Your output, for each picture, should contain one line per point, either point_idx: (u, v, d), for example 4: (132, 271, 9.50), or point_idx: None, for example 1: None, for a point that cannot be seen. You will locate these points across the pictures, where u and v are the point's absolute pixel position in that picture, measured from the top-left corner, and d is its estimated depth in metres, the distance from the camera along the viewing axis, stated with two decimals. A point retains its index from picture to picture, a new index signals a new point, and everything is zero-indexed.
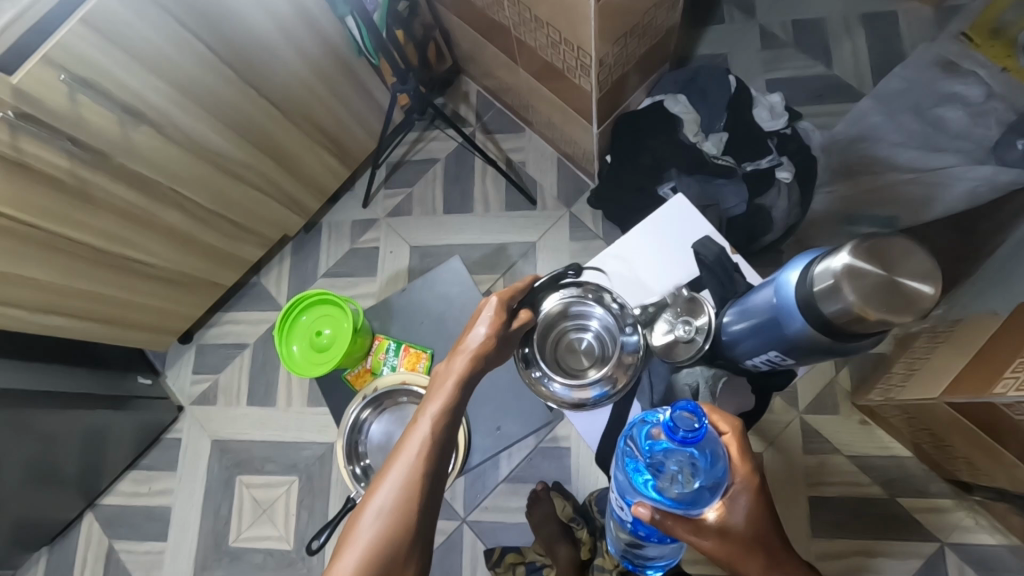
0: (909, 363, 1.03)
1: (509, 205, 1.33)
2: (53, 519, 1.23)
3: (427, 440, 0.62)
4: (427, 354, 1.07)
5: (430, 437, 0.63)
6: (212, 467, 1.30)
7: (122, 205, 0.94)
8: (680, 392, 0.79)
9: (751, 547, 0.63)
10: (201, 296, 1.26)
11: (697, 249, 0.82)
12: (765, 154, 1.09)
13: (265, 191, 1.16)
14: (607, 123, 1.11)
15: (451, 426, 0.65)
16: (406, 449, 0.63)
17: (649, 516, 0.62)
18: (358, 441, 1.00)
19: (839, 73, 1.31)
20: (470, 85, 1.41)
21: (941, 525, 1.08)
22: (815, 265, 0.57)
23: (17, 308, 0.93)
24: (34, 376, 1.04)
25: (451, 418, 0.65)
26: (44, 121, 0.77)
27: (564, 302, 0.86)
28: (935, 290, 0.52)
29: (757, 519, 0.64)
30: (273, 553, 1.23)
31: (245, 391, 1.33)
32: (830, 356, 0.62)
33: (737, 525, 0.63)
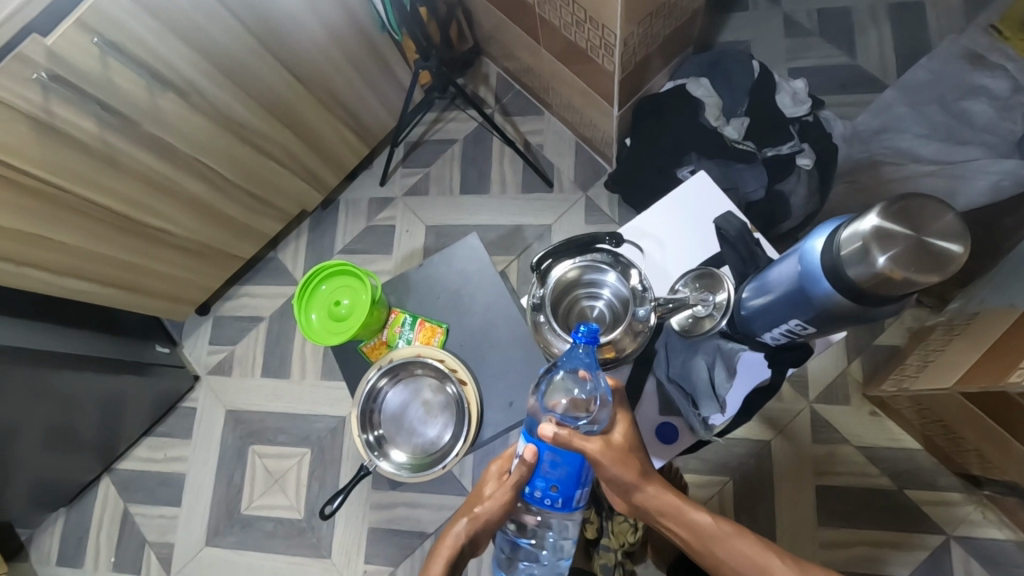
0: (925, 355, 1.03)
1: (526, 187, 1.34)
2: (72, 481, 1.26)
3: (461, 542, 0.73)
4: (442, 329, 1.09)
5: (463, 540, 0.73)
6: (226, 436, 1.33)
7: (148, 172, 0.95)
8: (695, 370, 0.78)
9: (624, 455, 0.68)
10: (219, 268, 1.27)
11: (720, 224, 0.82)
12: (786, 140, 1.10)
13: (285, 164, 1.17)
14: (628, 106, 1.11)
15: (485, 530, 0.74)
16: (453, 539, 0.73)
17: (552, 433, 0.63)
18: (373, 410, 1.01)
19: (864, 64, 1.30)
20: (491, 66, 1.41)
21: (948, 518, 1.08)
22: (841, 231, 0.57)
23: (42, 270, 0.95)
24: (64, 339, 1.06)
25: (486, 527, 0.74)
26: (76, 84, 0.78)
27: (575, 266, 0.83)
28: (963, 250, 0.53)
29: (629, 435, 0.70)
30: (284, 522, 1.26)
31: (260, 363, 1.35)
32: (852, 324, 0.63)
33: (615, 437, 0.69)
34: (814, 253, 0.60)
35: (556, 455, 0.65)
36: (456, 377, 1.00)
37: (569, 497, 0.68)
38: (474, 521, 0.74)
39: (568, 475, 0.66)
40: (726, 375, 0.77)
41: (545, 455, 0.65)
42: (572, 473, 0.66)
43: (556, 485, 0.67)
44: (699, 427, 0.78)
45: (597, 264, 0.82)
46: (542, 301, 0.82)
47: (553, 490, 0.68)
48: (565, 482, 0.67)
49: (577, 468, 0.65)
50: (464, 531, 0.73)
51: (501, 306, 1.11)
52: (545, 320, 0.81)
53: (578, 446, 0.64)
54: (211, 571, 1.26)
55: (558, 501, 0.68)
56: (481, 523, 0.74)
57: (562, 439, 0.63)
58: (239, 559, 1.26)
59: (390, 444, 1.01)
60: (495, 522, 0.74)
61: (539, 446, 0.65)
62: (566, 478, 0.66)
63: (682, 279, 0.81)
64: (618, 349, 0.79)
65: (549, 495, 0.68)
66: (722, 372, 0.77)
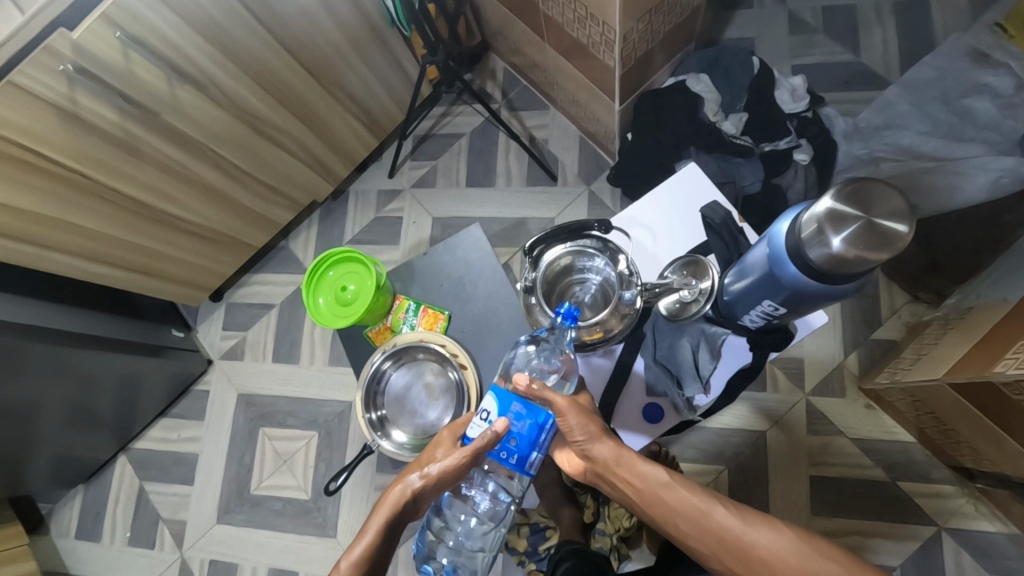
0: (919, 349, 1.05)
1: (530, 180, 1.37)
2: (90, 458, 1.32)
3: (410, 497, 0.70)
4: (445, 316, 1.13)
5: (413, 496, 0.70)
6: (238, 418, 1.37)
7: (166, 161, 1.00)
8: (680, 351, 0.83)
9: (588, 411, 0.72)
10: (232, 255, 1.32)
11: (706, 212, 0.85)
12: (784, 136, 1.14)
13: (297, 155, 1.21)
14: (629, 101, 1.13)
15: (436, 489, 0.72)
16: (402, 493, 0.70)
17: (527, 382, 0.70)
18: (376, 391, 1.05)
19: (868, 61, 1.31)
20: (498, 62, 1.44)
21: (940, 510, 1.10)
22: (802, 215, 0.62)
23: (65, 253, 1.00)
24: (86, 320, 1.12)
25: (438, 485, 0.72)
26: (99, 76, 0.82)
27: (567, 251, 0.86)
28: (910, 229, 0.57)
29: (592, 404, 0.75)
30: (291, 502, 1.30)
31: (270, 348, 1.40)
32: (818, 304, 0.67)
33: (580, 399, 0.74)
34: (780, 236, 0.65)
35: (522, 407, 0.70)
36: (457, 362, 1.03)
37: (524, 454, 0.71)
38: (425, 478, 0.71)
39: (530, 430, 0.70)
40: (710, 356, 0.82)
41: (511, 407, 0.70)
42: (535, 426, 0.70)
43: (515, 440, 0.70)
44: (685, 407, 0.82)
45: (588, 249, 0.85)
46: (533, 285, 0.85)
47: (511, 444, 0.71)
48: (524, 437, 0.70)
49: (539, 424, 0.70)
50: (413, 486, 0.71)
51: (501, 294, 1.15)
52: (536, 302, 0.84)
53: (547, 398, 0.70)
54: (221, 547, 1.31)
55: (513, 458, 0.71)
56: (433, 479, 0.71)
57: (534, 391, 0.70)
58: (249, 536, 1.30)
59: (393, 425, 1.05)
60: (446, 482, 0.72)
61: (507, 398, 0.70)
62: (526, 432, 0.70)
63: (670, 266, 0.86)
64: (606, 330, 0.81)
65: (507, 450, 0.71)
66: (706, 354, 0.82)
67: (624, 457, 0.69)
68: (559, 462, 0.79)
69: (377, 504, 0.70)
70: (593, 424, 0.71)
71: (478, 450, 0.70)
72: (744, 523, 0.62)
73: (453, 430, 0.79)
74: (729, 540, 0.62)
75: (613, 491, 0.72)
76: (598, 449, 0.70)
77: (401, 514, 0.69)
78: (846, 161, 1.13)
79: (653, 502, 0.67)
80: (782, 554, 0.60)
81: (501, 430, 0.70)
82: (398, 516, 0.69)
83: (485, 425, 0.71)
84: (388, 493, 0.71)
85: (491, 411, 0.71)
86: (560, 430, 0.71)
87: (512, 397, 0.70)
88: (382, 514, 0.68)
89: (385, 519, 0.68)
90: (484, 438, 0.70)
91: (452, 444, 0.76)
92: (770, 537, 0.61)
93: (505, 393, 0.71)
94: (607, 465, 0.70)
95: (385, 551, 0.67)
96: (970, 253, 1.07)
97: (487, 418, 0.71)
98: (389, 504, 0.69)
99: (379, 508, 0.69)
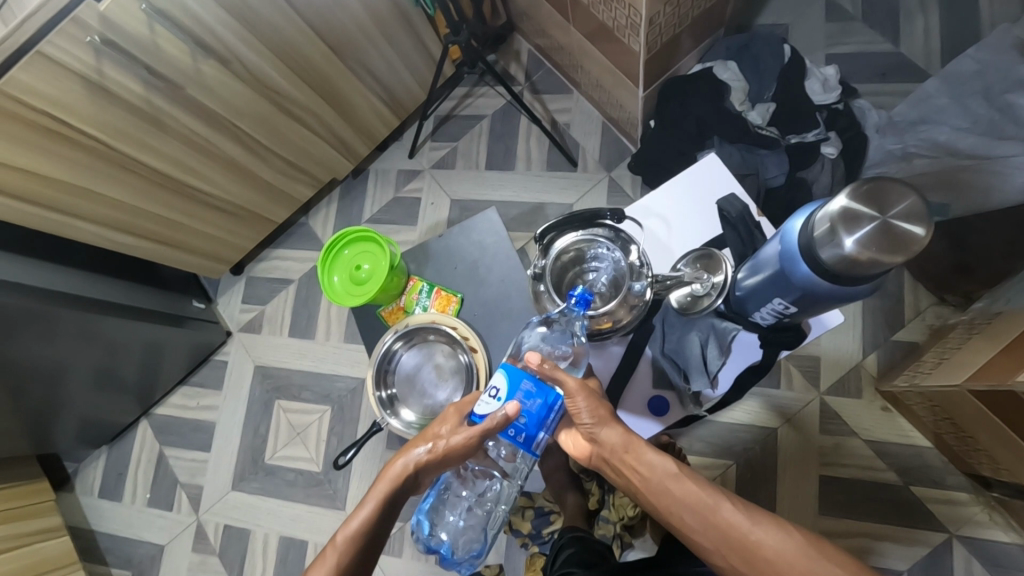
0: (940, 353, 1.02)
1: (550, 165, 1.35)
2: (114, 421, 1.37)
3: (410, 471, 0.71)
4: (457, 299, 1.14)
5: (413, 469, 0.71)
6: (255, 389, 1.41)
7: (190, 134, 1.01)
8: (688, 345, 0.81)
9: (597, 395, 0.72)
10: (253, 230, 1.34)
11: (722, 205, 0.84)
12: (812, 128, 1.10)
13: (317, 132, 1.21)
14: (654, 87, 1.11)
15: (438, 466, 0.72)
16: (405, 467, 0.71)
17: (539, 359, 0.70)
18: (388, 370, 1.06)
19: (907, 52, 1.26)
20: (523, 43, 1.42)
21: (953, 517, 1.08)
22: (815, 213, 0.61)
23: (90, 222, 1.02)
24: (111, 288, 1.15)
25: (440, 461, 0.72)
26: (125, 48, 0.83)
27: (579, 239, 0.85)
28: (927, 232, 0.56)
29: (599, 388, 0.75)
30: (303, 473, 1.33)
31: (288, 323, 1.42)
32: (830, 305, 0.66)
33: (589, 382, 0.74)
34: (793, 233, 0.64)
35: (532, 385, 0.68)
36: (468, 345, 1.04)
37: (532, 433, 0.68)
38: (429, 454, 0.72)
39: (540, 410, 0.68)
40: (719, 352, 0.79)
41: (522, 384, 0.68)
42: (545, 406, 0.68)
43: (525, 418, 0.68)
44: (689, 401, 0.83)
45: (599, 238, 0.85)
46: (543, 272, 0.85)
47: (520, 422, 0.68)
48: (534, 416, 0.68)
49: (548, 403, 0.68)
50: (416, 460, 0.72)
51: (515, 279, 1.15)
52: (545, 290, 0.84)
53: (558, 378, 0.70)
54: (234, 513, 1.35)
55: (520, 436, 0.69)
56: (436, 456, 0.72)
57: (545, 369, 0.69)
58: (261, 504, 1.34)
59: (401, 403, 1.06)
60: (449, 459, 0.72)
61: (517, 374, 0.68)
62: (536, 411, 0.68)
63: (683, 259, 0.85)
64: (615, 320, 0.81)
65: (515, 428, 0.68)
66: (715, 349, 0.79)
67: (632, 444, 0.69)
68: (562, 446, 0.79)
69: (378, 477, 0.71)
70: (603, 409, 0.71)
71: (487, 430, 0.69)
72: (751, 521, 0.62)
73: (460, 406, 0.78)
74: (734, 536, 0.62)
75: (617, 479, 0.72)
76: (606, 434, 0.70)
77: (400, 487, 0.70)
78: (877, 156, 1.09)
79: (658, 493, 0.67)
80: (787, 554, 0.60)
81: (512, 413, 0.68)
82: (398, 491, 0.70)
83: (495, 404, 0.69)
84: (391, 467, 0.72)
85: (501, 390, 0.68)
86: (568, 411, 0.71)
87: (523, 375, 0.68)
88: (383, 486, 0.69)
89: (385, 493, 0.69)
90: (495, 420, 0.68)
91: (458, 422, 0.75)
92: (776, 537, 0.61)
93: (516, 370, 0.68)
94: (614, 451, 0.70)
95: (384, 522, 0.68)
96: (1003, 257, 1.03)
97: (497, 396, 0.69)
98: (390, 477, 0.70)
99: (381, 481, 0.70)
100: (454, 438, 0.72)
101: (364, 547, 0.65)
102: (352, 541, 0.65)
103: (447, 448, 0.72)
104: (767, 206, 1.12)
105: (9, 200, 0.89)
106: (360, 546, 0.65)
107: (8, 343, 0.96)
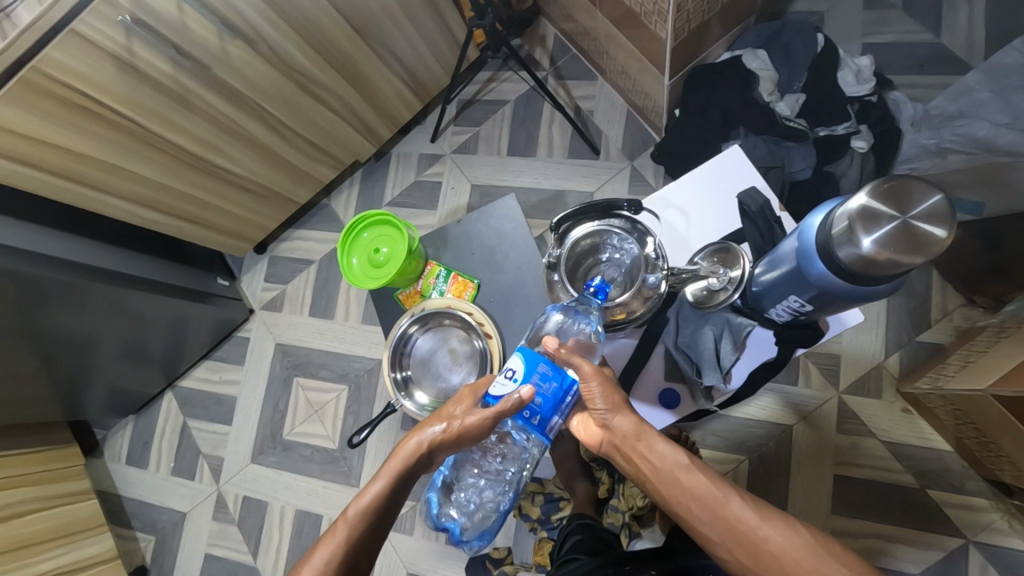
0: (967, 355, 0.99)
1: (572, 153, 1.34)
2: (140, 392, 1.41)
3: (422, 450, 0.72)
4: (474, 284, 1.14)
5: (425, 448, 0.72)
6: (275, 365, 1.44)
7: (216, 114, 1.03)
8: (702, 340, 0.80)
9: (611, 381, 0.72)
10: (276, 210, 1.36)
11: (742, 199, 0.82)
12: (843, 120, 1.07)
13: (341, 114, 1.22)
14: (679, 75, 1.09)
15: (451, 445, 0.73)
16: (418, 446, 0.72)
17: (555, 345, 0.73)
18: (403, 352, 1.08)
19: (948, 43, 1.21)
20: (549, 27, 1.40)
21: (971, 523, 1.05)
22: (835, 210, 0.60)
23: (120, 199, 1.05)
24: (141, 263, 1.18)
25: (453, 442, 0.73)
26: (154, 28, 0.85)
27: (595, 229, 0.85)
28: (948, 234, 0.54)
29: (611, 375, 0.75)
30: (319, 450, 1.36)
31: (308, 302, 1.44)
32: (848, 304, 0.65)
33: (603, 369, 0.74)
34: (811, 230, 0.63)
35: (548, 368, 0.68)
36: (483, 331, 1.04)
37: (547, 416, 0.69)
38: (442, 434, 0.73)
39: (556, 392, 0.68)
40: (732, 347, 0.79)
41: (538, 367, 0.68)
42: (560, 390, 0.69)
43: (540, 401, 0.68)
44: (701, 395, 0.82)
45: (615, 229, 0.84)
46: (557, 261, 0.84)
47: (535, 404, 0.69)
48: (549, 399, 0.68)
49: (564, 387, 0.69)
50: (429, 439, 0.73)
51: (532, 266, 1.15)
52: (559, 279, 0.84)
53: (573, 362, 0.71)
54: (253, 485, 1.39)
55: (535, 419, 0.69)
56: (451, 436, 0.73)
57: (560, 354, 0.72)
58: (279, 478, 1.37)
59: (416, 386, 1.07)
60: (462, 439, 0.73)
61: (533, 358, 0.68)
62: (552, 394, 0.68)
63: (700, 252, 0.84)
64: (628, 312, 0.81)
65: (530, 410, 0.69)
66: (729, 344, 0.79)
67: (644, 433, 0.69)
68: (572, 431, 0.79)
69: (391, 454, 0.72)
70: (617, 396, 0.71)
71: (501, 412, 0.69)
72: (760, 517, 0.62)
73: (473, 387, 0.79)
74: (742, 530, 0.62)
75: (626, 468, 0.72)
76: (618, 421, 0.70)
77: (412, 464, 0.71)
78: (911, 150, 1.06)
79: (667, 483, 0.66)
80: (794, 552, 0.60)
81: (527, 396, 0.68)
82: (410, 468, 0.71)
83: (511, 386, 0.69)
84: (403, 444, 0.73)
85: (517, 371, 0.69)
86: (582, 396, 0.71)
87: (539, 358, 0.69)
88: (396, 463, 0.70)
89: (398, 470, 0.70)
90: (510, 402, 0.68)
91: (473, 402, 0.76)
92: (784, 534, 0.61)
93: (533, 353, 0.69)
94: (626, 439, 0.69)
95: (395, 498, 0.69)
96: None
97: (513, 378, 0.69)
98: (403, 455, 0.71)
99: (393, 459, 0.71)
100: (469, 419, 0.72)
101: (374, 522, 0.66)
102: (363, 516, 0.66)
103: (462, 428, 0.72)
104: (792, 200, 1.10)
105: (42, 175, 0.92)
106: (370, 520, 0.66)
107: (41, 313, 0.99)
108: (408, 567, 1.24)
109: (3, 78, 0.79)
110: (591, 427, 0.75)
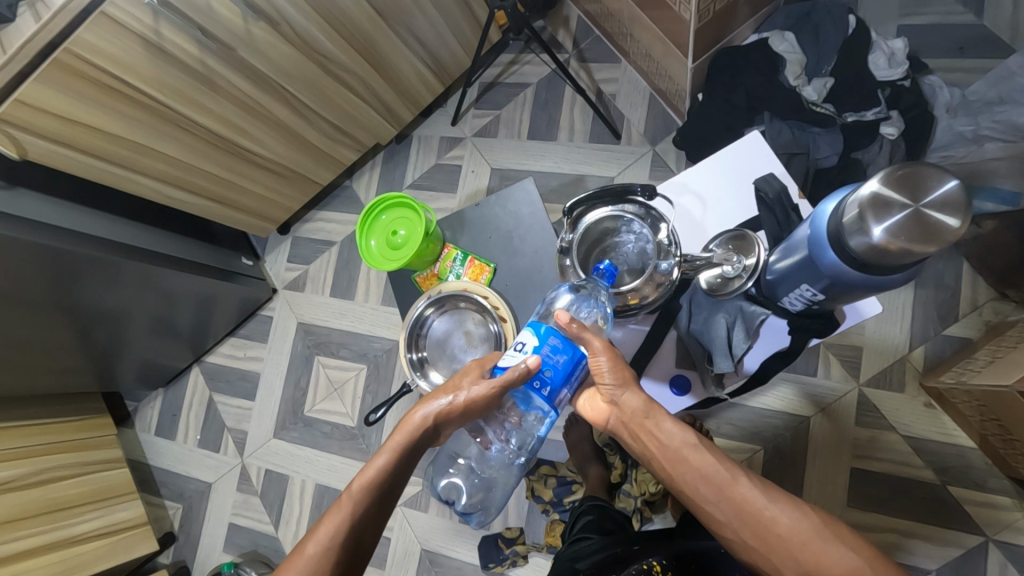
0: (994, 351, 0.96)
1: (593, 137, 1.33)
2: (170, 366, 1.46)
3: (425, 423, 0.72)
4: (490, 268, 1.16)
5: (427, 422, 0.72)
6: (297, 343, 1.47)
7: (242, 96, 1.05)
8: (714, 326, 0.81)
9: (620, 358, 0.71)
10: (299, 191, 1.38)
11: (760, 185, 0.81)
12: (872, 105, 1.04)
13: (362, 96, 1.23)
14: (703, 59, 1.07)
15: (455, 418, 0.74)
16: (425, 418, 0.73)
17: (566, 320, 0.70)
18: (420, 333, 1.09)
19: (991, 25, 1.16)
20: (573, 9, 1.38)
21: (992, 521, 1.03)
22: (846, 197, 0.59)
23: (148, 178, 1.07)
24: (167, 241, 1.21)
25: (459, 415, 0.74)
26: (180, 10, 0.86)
27: (608, 214, 0.85)
28: (961, 224, 0.53)
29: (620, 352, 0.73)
30: (339, 427, 1.40)
31: (329, 283, 1.47)
32: (863, 292, 0.63)
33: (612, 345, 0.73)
34: (823, 217, 0.62)
35: (559, 341, 0.68)
36: (498, 314, 1.06)
37: (557, 387, 0.69)
38: (449, 407, 0.73)
39: (566, 364, 0.69)
40: (744, 335, 0.79)
41: (550, 339, 0.68)
42: (570, 362, 0.69)
43: (550, 372, 0.69)
44: (711, 382, 0.83)
45: (629, 214, 0.84)
46: (570, 246, 0.85)
47: (546, 374, 0.69)
48: (560, 370, 0.68)
49: (574, 360, 0.69)
50: (435, 412, 0.73)
51: (548, 250, 1.16)
52: (570, 264, 0.84)
53: (584, 337, 0.70)
54: (275, 459, 1.43)
55: (545, 389, 0.69)
56: (457, 407, 0.74)
57: (572, 328, 0.70)
58: (299, 453, 1.41)
59: (431, 366, 1.08)
60: (468, 411, 0.74)
61: (544, 331, 0.68)
62: (562, 366, 0.68)
63: (715, 240, 0.83)
64: (641, 297, 0.80)
65: (540, 380, 0.69)
66: (741, 332, 0.79)
67: (652, 411, 0.69)
68: (578, 411, 0.79)
69: (396, 427, 0.72)
70: (626, 373, 0.71)
71: (509, 381, 0.69)
72: (768, 498, 0.62)
73: (481, 359, 0.79)
74: (749, 511, 0.62)
75: (632, 446, 0.72)
76: (626, 398, 0.70)
77: (416, 438, 0.71)
78: (945, 137, 1.04)
79: (675, 461, 0.66)
80: (801, 533, 0.60)
81: (533, 366, 0.68)
82: (415, 441, 0.71)
83: (519, 357, 0.70)
84: (409, 416, 0.73)
85: (528, 343, 0.69)
86: (592, 371, 0.71)
87: (551, 330, 0.69)
88: (399, 437, 0.70)
89: (404, 442, 0.70)
90: (516, 371, 0.68)
91: (481, 373, 0.76)
92: (791, 516, 0.61)
93: (544, 326, 0.69)
94: (634, 415, 0.69)
95: (401, 473, 0.69)
96: None
97: (522, 349, 0.70)
98: (409, 429, 0.72)
99: (400, 432, 0.71)
100: (475, 390, 0.73)
101: (380, 495, 0.67)
102: (366, 491, 0.66)
103: (469, 401, 0.73)
104: (816, 186, 1.07)
105: (75, 154, 0.95)
106: (375, 493, 0.66)
107: (75, 287, 1.03)
108: (423, 542, 1.26)
109: (40, 59, 0.81)
110: (597, 404, 0.75)
